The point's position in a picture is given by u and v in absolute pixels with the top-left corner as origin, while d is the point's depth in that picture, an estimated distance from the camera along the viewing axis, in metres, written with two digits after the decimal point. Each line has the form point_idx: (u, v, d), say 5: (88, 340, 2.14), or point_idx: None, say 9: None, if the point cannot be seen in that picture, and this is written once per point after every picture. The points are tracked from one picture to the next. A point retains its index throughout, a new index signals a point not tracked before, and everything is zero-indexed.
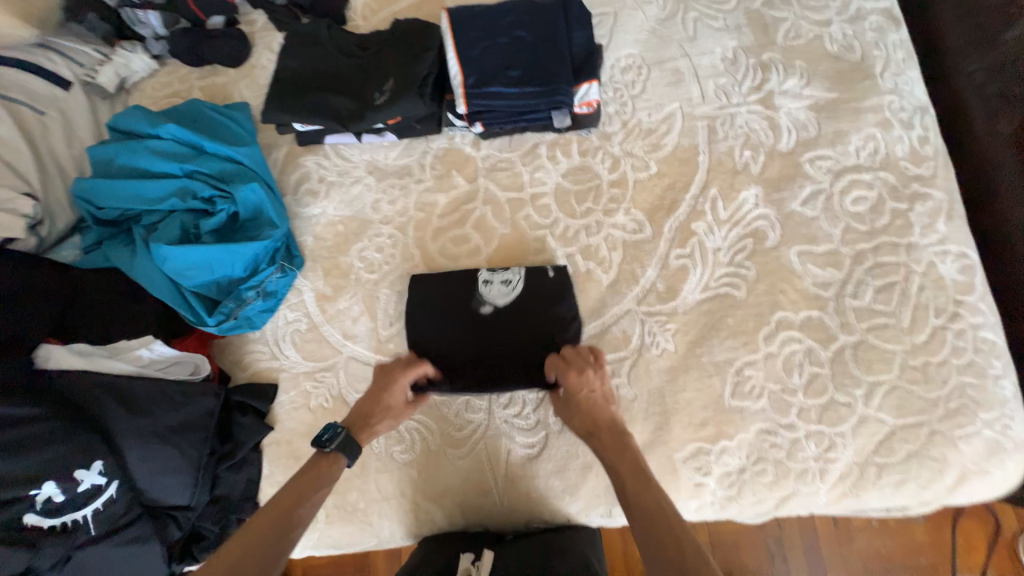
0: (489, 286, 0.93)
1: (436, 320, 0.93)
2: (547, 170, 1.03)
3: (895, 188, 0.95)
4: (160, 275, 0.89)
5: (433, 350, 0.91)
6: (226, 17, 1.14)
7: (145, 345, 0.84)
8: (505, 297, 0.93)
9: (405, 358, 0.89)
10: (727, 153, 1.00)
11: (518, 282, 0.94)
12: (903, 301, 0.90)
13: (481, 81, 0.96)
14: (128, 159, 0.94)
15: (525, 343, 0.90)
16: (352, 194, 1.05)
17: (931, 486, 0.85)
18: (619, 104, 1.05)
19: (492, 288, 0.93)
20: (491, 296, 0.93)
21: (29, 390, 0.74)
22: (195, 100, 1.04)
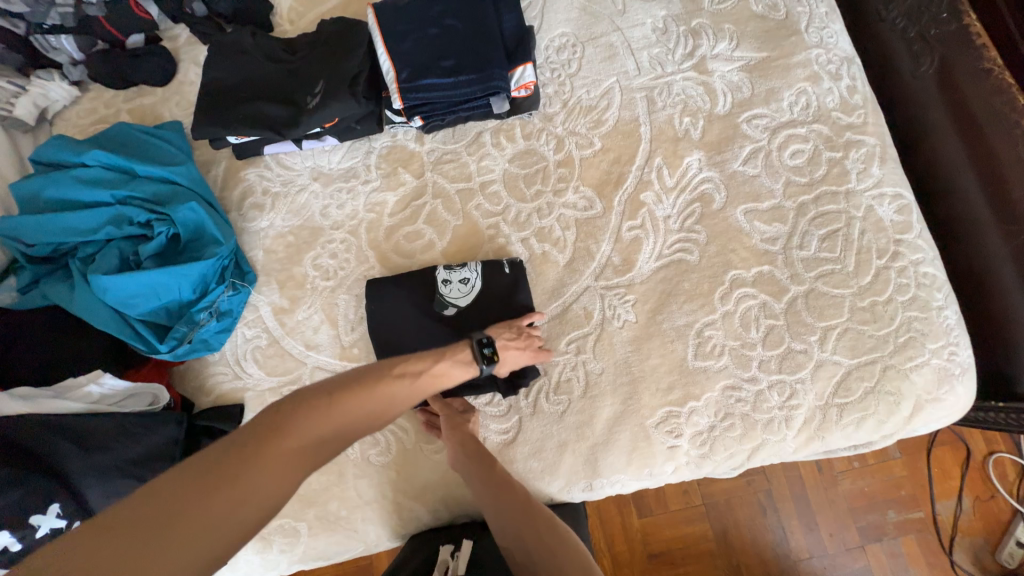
0: (449, 284, 0.93)
1: (395, 327, 0.92)
2: (493, 157, 1.03)
3: (830, 138, 0.98)
4: (103, 307, 0.86)
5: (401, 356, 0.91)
6: (146, 35, 1.09)
7: (93, 380, 0.81)
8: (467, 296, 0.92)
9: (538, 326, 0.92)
10: (667, 121, 1.01)
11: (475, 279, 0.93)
12: (846, 246, 0.93)
13: (415, 74, 0.95)
14: (56, 191, 0.90)
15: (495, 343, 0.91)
16: (299, 203, 1.03)
17: (890, 419, 0.89)
18: (558, 84, 1.05)
19: (451, 286, 0.93)
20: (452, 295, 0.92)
21: None
22: (122, 122, 1.00)
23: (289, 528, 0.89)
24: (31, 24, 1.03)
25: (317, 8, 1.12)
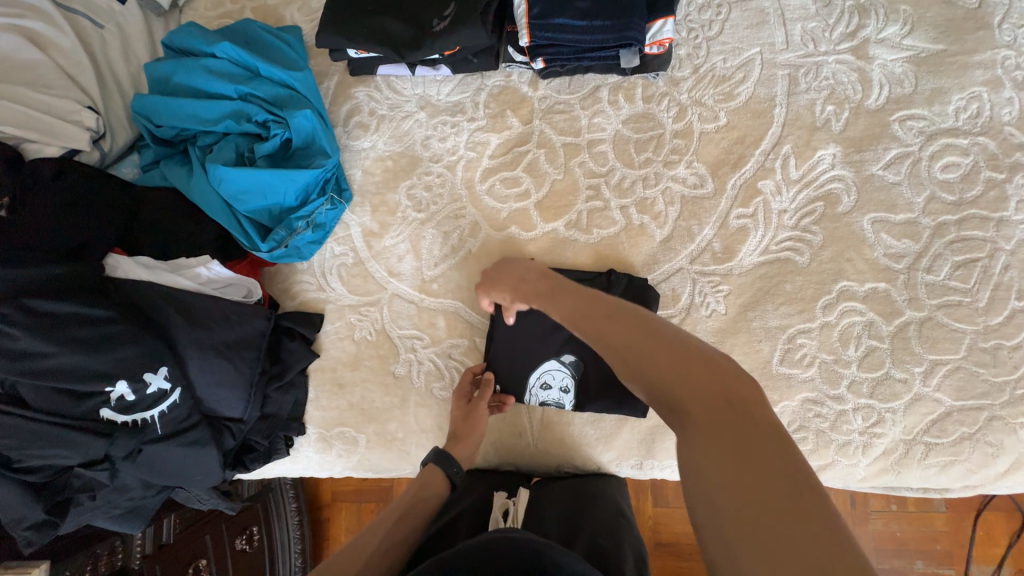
0: (548, 391, 0.88)
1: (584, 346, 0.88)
2: (607, 115, 0.97)
3: (995, 156, 0.86)
4: (215, 197, 0.90)
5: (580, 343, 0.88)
6: None
7: (203, 264, 0.86)
8: (555, 357, 0.88)
9: (463, 387, 0.89)
10: (807, 106, 0.92)
11: None
12: (983, 280, 0.84)
13: (548, 11, 0.89)
14: (185, 78, 0.93)
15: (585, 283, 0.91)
16: (403, 130, 1.02)
17: (979, 471, 0.83)
18: (693, 46, 0.96)
19: (549, 382, 0.89)
20: (557, 380, 0.88)
21: (97, 291, 0.76)
22: (248, 20, 1.01)
23: (349, 437, 0.95)
24: None
25: None
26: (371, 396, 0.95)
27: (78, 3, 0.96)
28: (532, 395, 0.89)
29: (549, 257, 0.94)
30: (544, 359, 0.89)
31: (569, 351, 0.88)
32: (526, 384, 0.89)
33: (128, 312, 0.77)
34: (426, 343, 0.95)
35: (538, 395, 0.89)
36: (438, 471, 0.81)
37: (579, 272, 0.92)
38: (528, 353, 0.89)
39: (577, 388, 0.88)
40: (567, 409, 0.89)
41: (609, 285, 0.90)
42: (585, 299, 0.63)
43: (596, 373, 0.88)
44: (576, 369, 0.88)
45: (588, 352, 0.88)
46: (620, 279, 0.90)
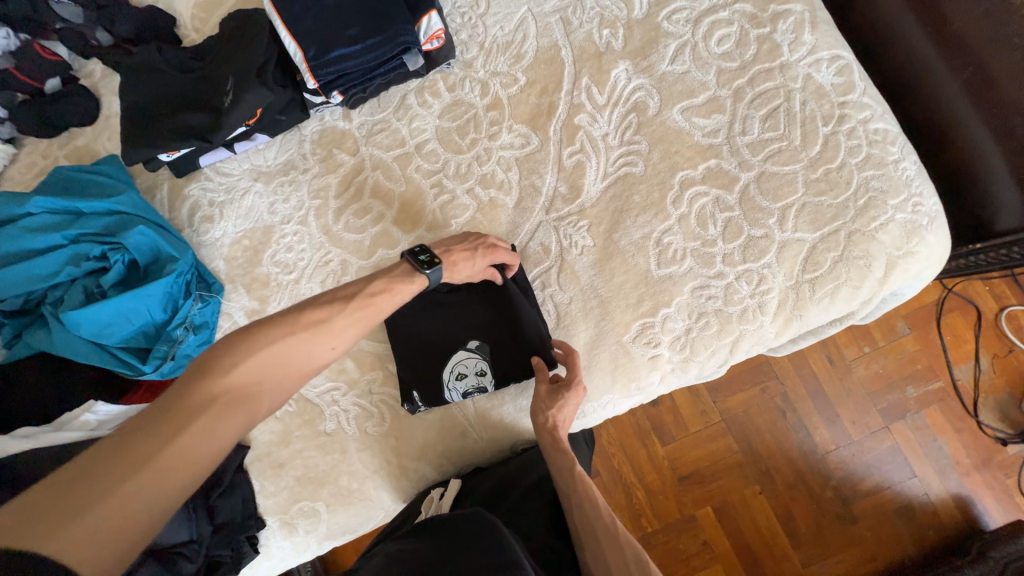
0: (465, 380, 0.89)
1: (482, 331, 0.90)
2: (423, 117, 1.02)
3: (755, 16, 0.94)
4: (82, 342, 0.88)
5: (472, 326, 0.91)
6: (62, 78, 1.09)
7: (88, 410, 0.87)
8: (461, 346, 0.90)
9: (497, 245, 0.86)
10: (587, 38, 0.98)
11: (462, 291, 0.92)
12: (790, 121, 0.91)
13: (322, 49, 0.93)
14: (6, 244, 0.91)
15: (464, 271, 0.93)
16: (246, 207, 1.03)
17: (864, 284, 0.88)
18: (470, 28, 1.02)
19: (465, 370, 0.90)
20: (472, 366, 0.90)
21: None
22: (57, 168, 1.02)
23: (309, 509, 0.94)
24: None
25: (217, 10, 1.10)
26: (314, 462, 0.94)
27: None
28: (452, 390, 0.89)
29: None
30: (452, 352, 0.90)
31: (472, 337, 0.90)
32: (442, 382, 0.89)
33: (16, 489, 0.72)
34: (345, 390, 0.96)
35: (458, 388, 0.89)
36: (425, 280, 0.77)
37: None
38: (434, 355, 0.90)
39: (493, 368, 0.89)
40: (492, 390, 0.90)
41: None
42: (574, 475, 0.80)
43: (502, 348, 0.90)
44: (484, 351, 0.90)
45: (488, 331, 0.90)
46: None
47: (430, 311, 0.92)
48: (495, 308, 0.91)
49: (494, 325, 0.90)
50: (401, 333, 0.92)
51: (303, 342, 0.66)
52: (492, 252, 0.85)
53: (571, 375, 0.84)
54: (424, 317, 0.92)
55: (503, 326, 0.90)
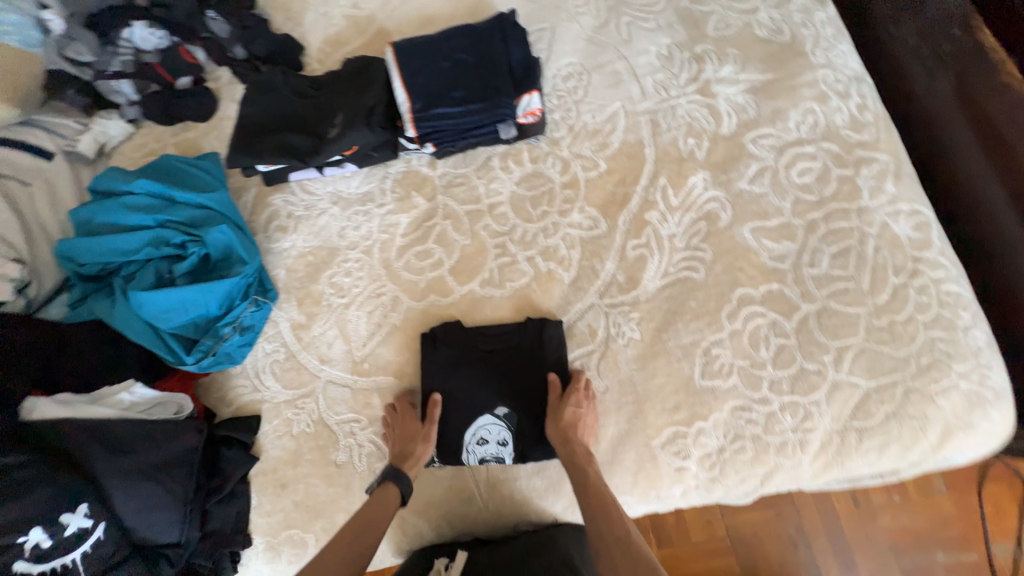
0: (485, 446, 0.88)
1: (516, 387, 0.91)
2: (502, 180, 1.07)
3: (840, 156, 0.97)
4: (138, 320, 0.92)
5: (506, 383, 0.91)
6: (193, 78, 1.20)
7: (125, 389, 0.86)
8: (489, 411, 0.89)
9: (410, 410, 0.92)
10: (672, 143, 1.03)
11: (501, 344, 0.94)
12: (860, 264, 0.91)
13: (427, 105, 1.01)
14: (105, 217, 0.99)
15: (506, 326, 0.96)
16: (319, 225, 1.09)
17: (915, 446, 0.84)
18: (564, 109, 1.09)
19: (486, 437, 0.89)
20: (495, 434, 0.89)
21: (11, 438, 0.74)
22: (166, 156, 1.11)
23: (297, 539, 0.91)
24: (98, 71, 1.16)
25: (342, 48, 1.22)
26: (315, 490, 0.93)
27: (4, 166, 1.05)
28: (471, 453, 0.89)
29: (471, 318, 0.99)
30: (479, 414, 0.89)
31: (503, 404, 0.90)
32: (461, 442, 0.89)
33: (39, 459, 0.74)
34: (364, 425, 0.95)
35: (476, 452, 0.88)
36: (393, 491, 0.83)
37: (501, 325, 0.96)
38: (461, 412, 0.90)
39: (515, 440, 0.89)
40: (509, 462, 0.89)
41: (536, 330, 0.94)
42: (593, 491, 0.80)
43: (530, 418, 0.89)
44: (511, 421, 0.89)
45: (519, 401, 0.90)
46: (539, 324, 0.94)
47: (469, 368, 0.92)
48: (533, 368, 0.92)
49: (529, 388, 0.91)
50: (436, 383, 0.93)
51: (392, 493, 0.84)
52: (430, 422, 0.88)
53: (576, 382, 0.89)
54: (462, 373, 0.92)
55: (536, 398, 0.90)
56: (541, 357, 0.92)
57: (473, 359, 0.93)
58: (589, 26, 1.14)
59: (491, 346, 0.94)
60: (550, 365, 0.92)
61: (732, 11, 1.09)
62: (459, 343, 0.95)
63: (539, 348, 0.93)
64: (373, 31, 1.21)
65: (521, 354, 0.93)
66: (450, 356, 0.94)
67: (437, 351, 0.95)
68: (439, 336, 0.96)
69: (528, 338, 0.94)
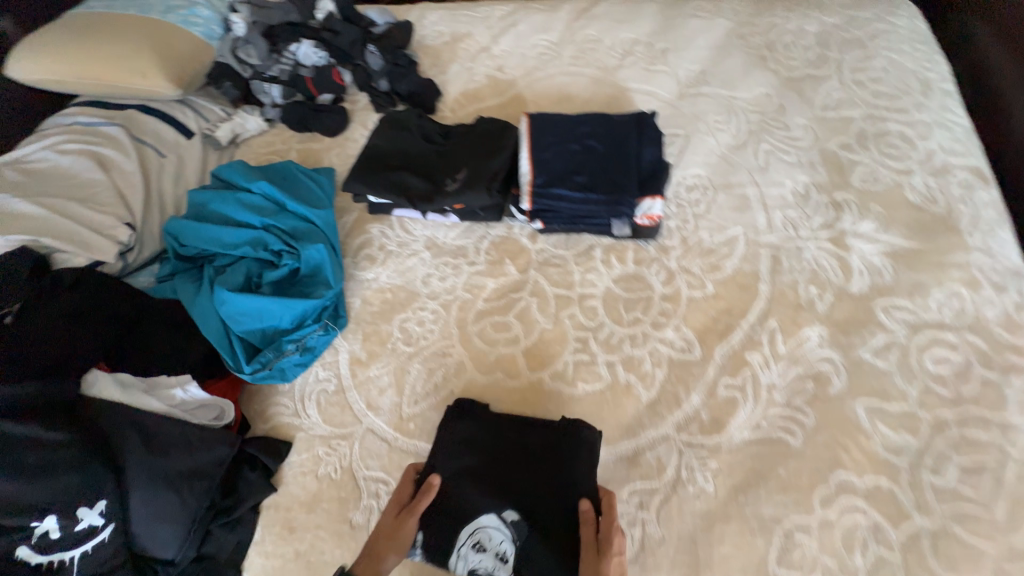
0: (481, 555, 0.75)
1: (530, 495, 0.79)
2: (599, 273, 1.02)
3: (985, 355, 0.86)
4: (214, 314, 0.92)
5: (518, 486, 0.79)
6: (334, 95, 1.27)
7: (181, 385, 0.84)
8: (495, 512, 0.77)
9: (403, 492, 0.80)
10: (792, 285, 0.95)
11: (529, 436, 0.84)
12: (995, 490, 0.77)
13: (549, 182, 1.00)
14: (218, 206, 1.02)
15: (539, 420, 0.86)
16: (406, 266, 1.08)
17: None
18: (681, 219, 1.05)
19: (486, 544, 0.76)
20: (496, 544, 0.75)
21: (63, 410, 0.73)
22: (288, 161, 1.15)
23: None
24: (257, 73, 1.27)
25: (476, 103, 1.25)
26: (321, 548, 0.84)
27: (150, 137, 1.13)
28: (462, 559, 0.75)
29: (532, 409, 0.91)
30: (481, 513, 0.78)
31: (510, 508, 0.78)
32: (454, 542, 0.76)
33: (80, 442, 0.71)
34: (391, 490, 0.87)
35: (468, 559, 0.75)
36: None
37: (533, 418, 0.87)
38: (459, 504, 0.79)
39: (518, 559, 0.74)
40: None
41: (573, 435, 0.83)
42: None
43: (541, 539, 0.75)
44: (518, 533, 0.76)
45: (530, 514, 0.77)
46: (574, 429, 0.83)
47: (488, 456, 0.83)
48: (557, 477, 0.79)
49: (544, 501, 0.78)
50: (444, 462, 0.82)
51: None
52: (415, 512, 0.76)
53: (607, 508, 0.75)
54: (476, 457, 0.83)
55: (555, 516, 0.77)
56: (570, 467, 0.80)
57: (496, 446, 0.83)
58: (725, 143, 1.12)
59: (527, 440, 0.84)
60: (579, 482, 0.79)
61: (884, 166, 1.04)
62: (485, 425, 0.86)
63: (571, 457, 0.81)
64: (510, 96, 1.25)
65: (548, 458, 0.81)
66: (469, 435, 0.85)
67: (460, 423, 0.86)
68: (466, 408, 0.88)
69: (560, 440, 0.83)
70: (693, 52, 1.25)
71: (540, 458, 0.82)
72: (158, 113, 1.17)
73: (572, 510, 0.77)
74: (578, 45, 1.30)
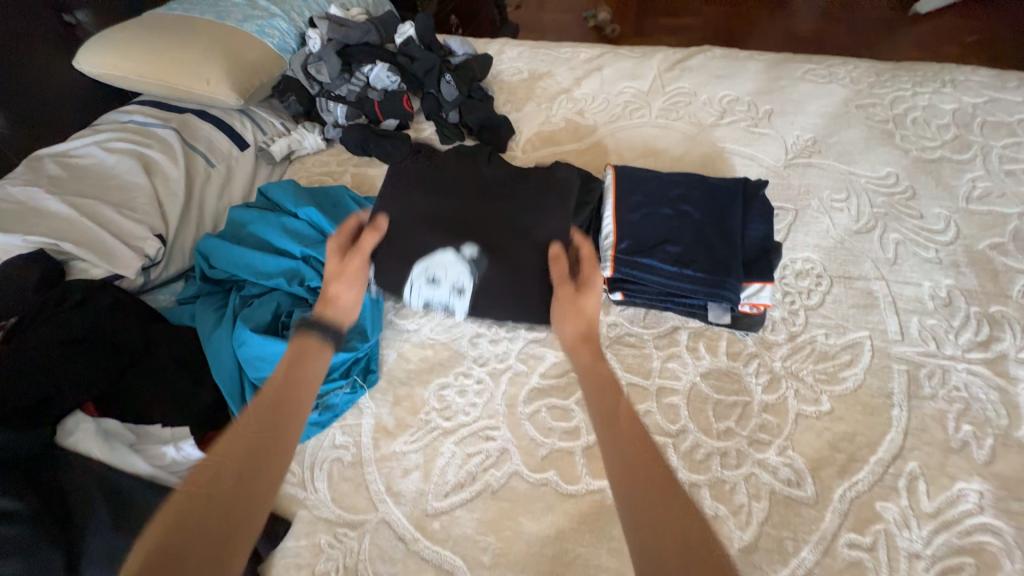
0: (434, 289, 0.83)
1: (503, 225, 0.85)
2: (683, 362, 0.85)
3: None
4: (231, 354, 0.80)
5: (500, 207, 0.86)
6: (399, 121, 1.18)
7: (175, 441, 0.71)
8: (450, 251, 0.83)
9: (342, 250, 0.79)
10: (935, 418, 0.75)
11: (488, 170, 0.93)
12: None
13: (635, 249, 0.86)
14: (259, 228, 0.91)
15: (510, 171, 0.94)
16: (454, 320, 0.93)
17: None
18: (788, 310, 0.87)
19: (440, 276, 0.83)
20: (449, 278, 0.82)
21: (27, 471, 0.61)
22: (342, 185, 1.03)
23: None
24: (324, 91, 1.19)
25: (552, 147, 1.13)
26: None
27: (203, 144, 1.05)
28: (415, 292, 0.84)
29: (589, 532, 0.72)
30: (436, 252, 0.83)
31: (468, 246, 0.83)
32: (410, 275, 0.83)
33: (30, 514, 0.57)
34: None
35: (423, 291, 0.84)
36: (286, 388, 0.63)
37: (499, 168, 0.94)
38: (411, 238, 0.84)
39: (472, 295, 0.83)
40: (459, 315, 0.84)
41: (550, 182, 0.90)
42: (636, 430, 0.59)
43: (504, 268, 0.83)
44: (477, 267, 0.82)
45: (493, 251, 0.83)
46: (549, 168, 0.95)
47: (446, 199, 0.87)
48: (547, 194, 0.88)
49: (515, 235, 0.84)
50: (397, 202, 0.86)
51: (288, 402, 0.61)
52: (364, 252, 0.78)
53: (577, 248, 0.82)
54: (437, 194, 0.87)
55: (525, 247, 0.84)
56: (540, 195, 0.88)
57: (462, 183, 0.90)
58: (844, 226, 0.95)
59: (489, 175, 0.91)
60: (548, 224, 0.85)
61: None
62: (433, 185, 0.89)
63: (545, 185, 0.90)
64: (590, 143, 1.13)
65: (513, 203, 0.87)
66: (427, 172, 0.91)
67: (417, 163, 0.93)
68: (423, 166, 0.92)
69: (532, 173, 0.92)
70: (804, 118, 1.10)
71: (506, 185, 0.91)
72: (217, 120, 1.09)
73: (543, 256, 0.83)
74: (671, 97, 1.18)
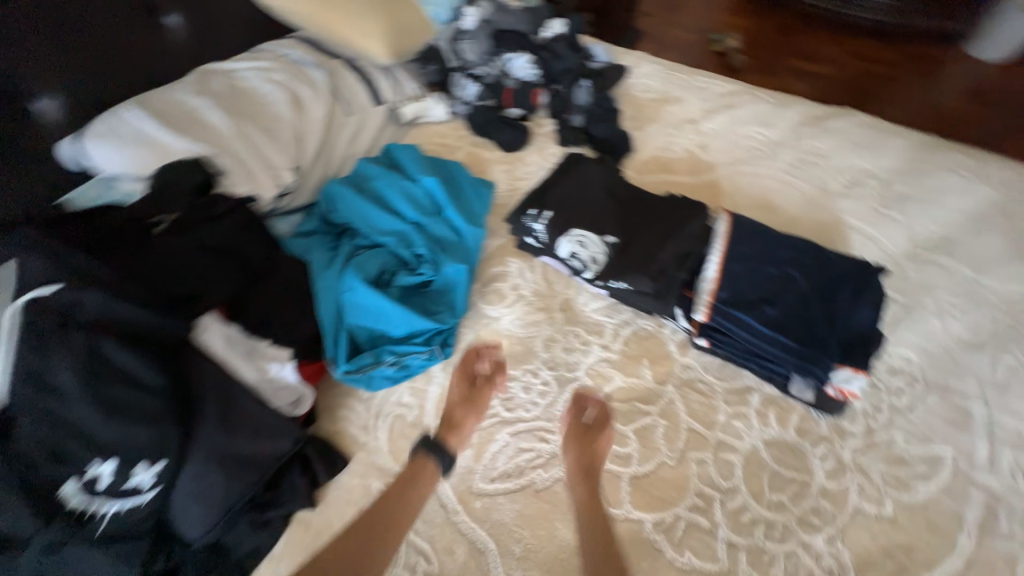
0: (580, 248, 0.95)
1: (642, 231, 0.95)
2: (749, 424, 0.84)
3: None
4: (336, 296, 0.87)
5: (637, 225, 0.96)
6: (523, 112, 1.21)
7: (278, 360, 0.78)
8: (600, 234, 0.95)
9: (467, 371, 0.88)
10: (1005, 558, 0.72)
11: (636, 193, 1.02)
12: None
13: (734, 301, 0.85)
14: (382, 185, 0.98)
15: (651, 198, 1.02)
16: (533, 318, 0.96)
17: None
18: (872, 404, 0.84)
19: (585, 245, 0.95)
20: (591, 250, 0.94)
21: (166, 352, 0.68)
22: (458, 164, 1.09)
23: None
24: (463, 66, 1.24)
25: (665, 174, 1.13)
26: None
27: (346, 93, 1.12)
28: (567, 242, 0.95)
29: None
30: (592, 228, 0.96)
31: (612, 235, 0.95)
32: (568, 231, 0.96)
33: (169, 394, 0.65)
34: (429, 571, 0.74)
35: (570, 247, 0.95)
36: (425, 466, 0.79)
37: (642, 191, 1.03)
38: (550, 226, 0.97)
39: (604, 264, 0.93)
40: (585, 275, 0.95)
41: (687, 209, 0.99)
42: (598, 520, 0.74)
43: (633, 259, 0.91)
44: (612, 250, 0.94)
45: (627, 247, 0.93)
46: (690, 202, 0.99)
47: (609, 194, 1.01)
48: (680, 225, 0.96)
49: (649, 243, 0.93)
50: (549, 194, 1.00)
51: (402, 492, 0.76)
52: (492, 384, 0.87)
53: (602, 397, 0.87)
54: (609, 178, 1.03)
55: (656, 255, 0.92)
56: (676, 226, 0.95)
57: (611, 195, 1.01)
58: (955, 334, 0.90)
59: (642, 196, 1.02)
60: (678, 243, 0.93)
61: None
62: (605, 168, 1.05)
63: (682, 218, 0.97)
64: (705, 180, 1.11)
65: (652, 216, 0.97)
66: (593, 172, 1.04)
67: (578, 168, 1.05)
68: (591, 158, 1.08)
69: (672, 205, 1.00)
70: (939, 211, 1.04)
71: (646, 207, 1.00)
72: (361, 70, 1.16)
73: (660, 269, 0.90)
74: (800, 154, 1.14)
